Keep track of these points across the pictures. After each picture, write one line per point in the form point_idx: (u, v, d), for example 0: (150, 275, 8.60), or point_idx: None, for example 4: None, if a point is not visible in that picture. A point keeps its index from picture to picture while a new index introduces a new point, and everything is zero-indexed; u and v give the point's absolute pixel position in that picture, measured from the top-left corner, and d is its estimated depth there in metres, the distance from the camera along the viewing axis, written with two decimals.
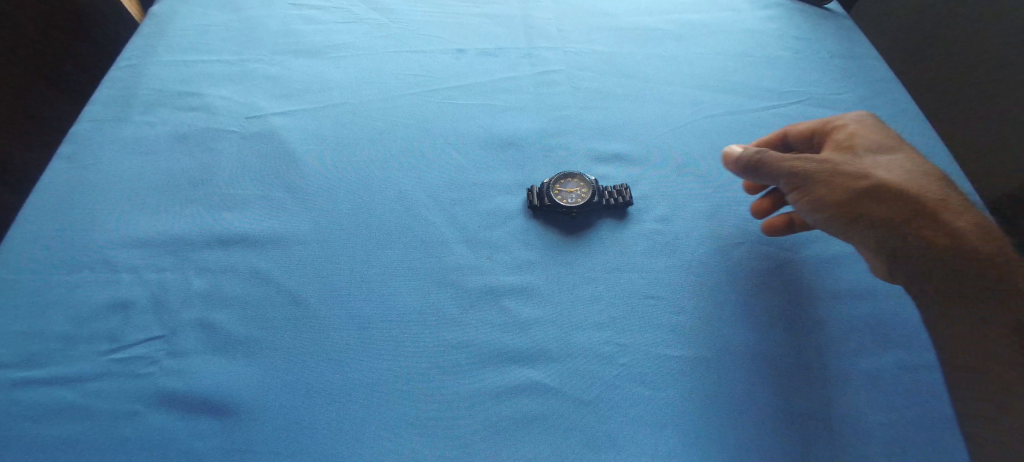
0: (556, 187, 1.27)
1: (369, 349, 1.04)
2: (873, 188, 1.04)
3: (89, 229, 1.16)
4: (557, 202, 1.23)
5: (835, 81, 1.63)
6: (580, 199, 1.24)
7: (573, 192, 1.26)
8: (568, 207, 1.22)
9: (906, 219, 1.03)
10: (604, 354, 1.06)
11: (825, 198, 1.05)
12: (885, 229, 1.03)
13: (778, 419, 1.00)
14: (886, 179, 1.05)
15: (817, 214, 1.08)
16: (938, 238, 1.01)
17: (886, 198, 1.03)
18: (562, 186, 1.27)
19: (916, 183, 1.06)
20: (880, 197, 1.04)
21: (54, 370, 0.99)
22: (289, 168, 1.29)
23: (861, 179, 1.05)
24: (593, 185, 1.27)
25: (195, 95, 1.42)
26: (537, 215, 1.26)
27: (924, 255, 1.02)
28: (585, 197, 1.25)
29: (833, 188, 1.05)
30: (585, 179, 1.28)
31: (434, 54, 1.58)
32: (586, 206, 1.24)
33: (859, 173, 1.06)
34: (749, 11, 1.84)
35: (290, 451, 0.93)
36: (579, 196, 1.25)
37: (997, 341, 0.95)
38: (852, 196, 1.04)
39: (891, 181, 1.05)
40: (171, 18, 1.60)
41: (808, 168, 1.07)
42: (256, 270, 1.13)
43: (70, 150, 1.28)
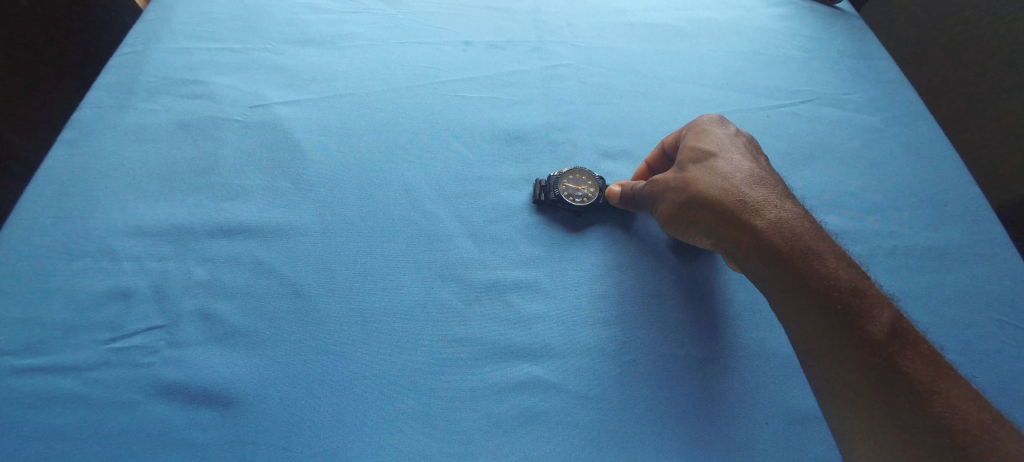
0: (563, 183, 1.24)
1: (372, 342, 1.03)
2: (687, 203, 1.09)
3: (90, 217, 1.15)
4: (564, 199, 1.22)
5: (846, 81, 1.62)
6: (586, 199, 1.23)
7: (580, 189, 1.24)
8: (574, 206, 1.21)
9: (722, 229, 1.07)
10: (609, 352, 1.05)
11: (664, 216, 1.13)
12: (724, 240, 1.08)
13: (782, 420, 1.01)
14: (697, 193, 1.08)
15: (698, 241, 1.14)
16: (760, 246, 1.04)
17: (706, 209, 1.08)
18: (569, 183, 1.25)
19: (723, 189, 1.08)
20: (699, 209, 1.09)
21: (53, 358, 0.98)
22: (294, 158, 1.28)
23: (678, 198, 1.10)
24: (600, 185, 1.26)
25: (199, 83, 1.41)
26: (542, 210, 1.25)
27: (765, 259, 1.03)
28: (592, 197, 1.23)
29: (666, 204, 1.12)
30: (592, 178, 1.27)
31: (440, 46, 1.56)
32: (592, 206, 1.23)
33: (679, 190, 1.11)
34: (760, 8, 1.82)
35: (293, 443, 0.92)
36: (586, 195, 1.23)
37: (825, 344, 0.97)
38: (682, 214, 1.10)
39: (707, 194, 1.08)
40: (174, 4, 1.58)
41: (635, 197, 1.16)
42: (258, 260, 1.12)
43: (72, 136, 1.26)
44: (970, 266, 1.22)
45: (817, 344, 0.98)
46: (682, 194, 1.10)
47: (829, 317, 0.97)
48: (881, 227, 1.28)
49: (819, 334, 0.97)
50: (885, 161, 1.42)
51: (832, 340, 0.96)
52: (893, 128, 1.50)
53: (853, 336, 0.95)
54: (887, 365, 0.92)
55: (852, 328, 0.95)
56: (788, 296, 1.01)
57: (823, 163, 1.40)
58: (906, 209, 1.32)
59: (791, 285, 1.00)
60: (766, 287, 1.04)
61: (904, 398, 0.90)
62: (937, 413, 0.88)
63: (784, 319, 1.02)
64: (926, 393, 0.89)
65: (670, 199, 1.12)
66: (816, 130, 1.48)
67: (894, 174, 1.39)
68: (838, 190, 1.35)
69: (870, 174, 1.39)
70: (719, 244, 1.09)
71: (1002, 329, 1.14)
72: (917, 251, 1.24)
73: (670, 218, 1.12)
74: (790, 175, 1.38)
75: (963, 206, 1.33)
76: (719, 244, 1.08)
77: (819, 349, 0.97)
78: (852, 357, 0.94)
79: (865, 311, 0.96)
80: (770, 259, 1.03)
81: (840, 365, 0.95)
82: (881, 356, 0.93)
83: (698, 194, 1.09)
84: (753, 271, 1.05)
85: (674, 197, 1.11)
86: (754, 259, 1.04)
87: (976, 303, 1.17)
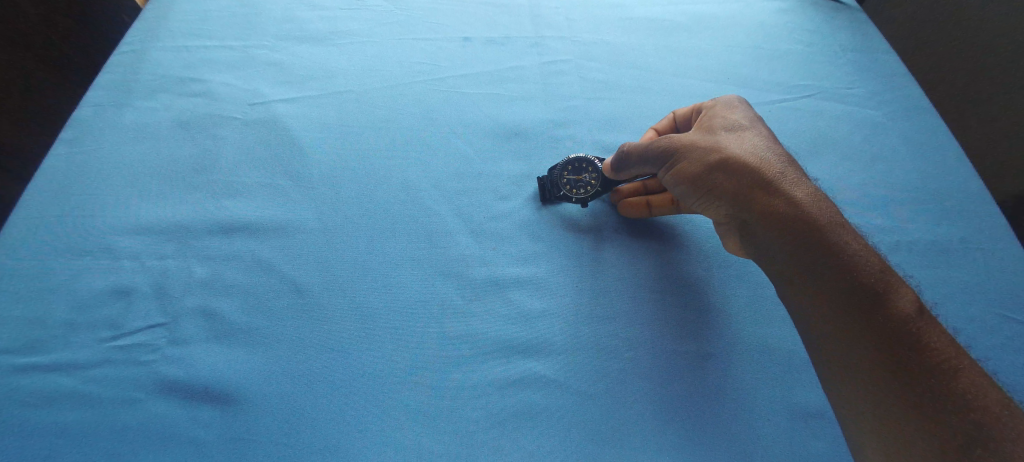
0: (563, 176, 1.22)
1: (372, 339, 1.03)
2: (717, 162, 1.10)
3: (90, 215, 1.15)
4: (569, 194, 1.21)
5: (847, 75, 1.61)
6: (589, 188, 1.22)
7: (581, 178, 1.22)
8: (581, 200, 1.21)
9: (750, 192, 1.08)
10: (610, 347, 1.05)
11: (691, 172, 1.11)
12: (749, 203, 1.08)
13: (784, 416, 1.00)
14: (728, 154, 1.11)
15: (715, 208, 1.12)
16: (790, 212, 1.05)
17: (734, 170, 1.10)
18: (569, 174, 1.22)
19: (755, 157, 1.11)
20: (728, 169, 1.10)
21: (54, 357, 0.98)
22: (293, 156, 1.28)
23: (708, 156, 1.11)
24: (597, 166, 1.23)
25: (198, 81, 1.41)
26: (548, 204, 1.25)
27: (791, 228, 1.04)
28: (595, 185, 1.22)
29: (695, 162, 1.11)
30: (587, 161, 1.23)
31: (439, 42, 1.55)
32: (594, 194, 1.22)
33: (709, 150, 1.12)
34: (760, 2, 1.81)
35: (294, 440, 0.93)
36: (588, 183, 1.22)
37: (850, 315, 0.96)
38: (710, 171, 1.10)
39: (738, 157, 1.10)
40: (173, 2, 1.57)
41: (661, 151, 1.13)
42: (258, 258, 1.12)
43: (71, 135, 1.27)
44: (973, 261, 1.22)
45: (839, 314, 0.97)
46: (713, 153, 1.11)
47: (853, 286, 0.98)
48: (883, 223, 1.28)
49: (843, 303, 0.97)
50: (887, 156, 1.41)
51: (856, 310, 0.96)
52: (895, 122, 1.49)
53: (876, 308, 0.96)
54: (909, 339, 0.92)
55: (875, 299, 0.96)
56: (811, 262, 1.02)
57: (824, 158, 1.40)
58: (909, 204, 1.31)
59: (817, 252, 1.02)
60: (790, 254, 1.04)
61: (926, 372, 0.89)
62: (959, 388, 0.87)
63: (804, 290, 1.02)
64: (948, 369, 0.89)
65: (700, 157, 1.11)
66: (817, 125, 1.47)
67: (896, 169, 1.38)
68: (839, 185, 1.35)
69: (872, 168, 1.38)
70: (742, 208, 1.08)
71: (1005, 323, 1.13)
72: (919, 246, 1.24)
73: (698, 174, 1.10)
74: None
75: (966, 200, 1.32)
76: (743, 207, 1.08)
77: (841, 318, 0.97)
78: (874, 329, 0.94)
79: (886, 286, 0.98)
80: (797, 224, 1.04)
81: (862, 336, 0.95)
82: (903, 329, 0.93)
83: (729, 155, 1.11)
84: (777, 236, 1.05)
85: (704, 155, 1.11)
86: (779, 225, 1.05)
87: (979, 298, 1.17)
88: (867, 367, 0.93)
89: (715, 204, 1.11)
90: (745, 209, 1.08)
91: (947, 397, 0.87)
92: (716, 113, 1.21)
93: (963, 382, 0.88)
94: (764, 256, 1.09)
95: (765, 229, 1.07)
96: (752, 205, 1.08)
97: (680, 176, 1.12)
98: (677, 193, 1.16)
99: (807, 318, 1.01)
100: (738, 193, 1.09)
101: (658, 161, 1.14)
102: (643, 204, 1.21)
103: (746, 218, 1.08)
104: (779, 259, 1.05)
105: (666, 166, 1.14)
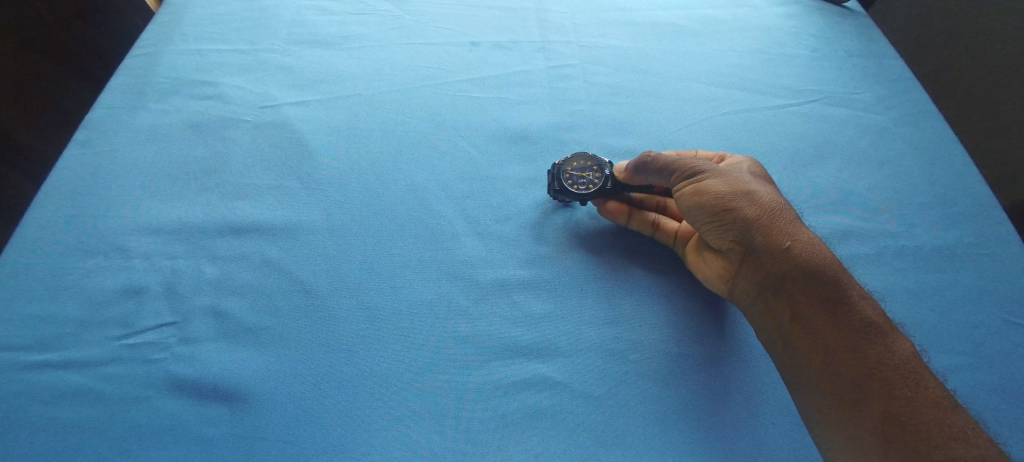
0: (567, 171, 1.23)
1: (380, 339, 1.04)
2: (742, 190, 1.03)
3: (102, 215, 1.17)
4: (568, 187, 1.20)
5: (853, 80, 1.61)
6: (591, 186, 1.20)
7: (585, 175, 1.22)
8: (578, 195, 1.18)
9: (772, 226, 1.00)
10: (615, 351, 1.05)
11: (712, 189, 1.02)
12: (763, 235, 1.00)
13: (791, 422, 1.00)
14: (755, 189, 1.04)
15: (723, 232, 1.03)
16: (812, 258, 0.98)
17: (759, 202, 1.02)
18: (574, 170, 1.23)
19: (782, 203, 1.05)
20: (754, 199, 1.02)
21: (66, 355, 1.00)
22: (302, 159, 1.29)
23: (734, 182, 1.04)
24: (607, 168, 1.22)
25: (208, 84, 1.43)
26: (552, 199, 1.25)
27: (811, 274, 0.97)
28: (599, 183, 1.20)
29: (721, 183, 1.03)
30: (598, 161, 1.24)
31: (446, 46, 1.57)
32: (601, 192, 1.19)
33: (738, 180, 1.05)
34: (766, 8, 1.82)
35: (301, 438, 0.94)
36: (591, 181, 1.21)
37: (860, 364, 0.91)
38: (732, 195, 1.01)
39: (765, 195, 1.04)
40: (186, 6, 1.60)
41: (686, 162, 1.07)
42: (267, 259, 1.13)
43: (84, 136, 1.29)
44: (978, 266, 1.22)
45: (842, 354, 0.93)
46: (740, 182, 1.05)
47: (863, 333, 0.93)
48: (888, 228, 1.28)
49: (849, 345, 0.93)
50: (893, 161, 1.41)
51: (860, 354, 0.92)
52: (901, 127, 1.49)
53: (882, 356, 0.91)
54: (912, 392, 0.87)
55: (882, 348, 0.92)
56: (822, 304, 0.96)
57: (829, 163, 1.40)
58: (914, 209, 1.31)
59: (830, 296, 0.96)
60: (799, 292, 0.97)
61: (926, 435, 0.84)
62: (959, 453, 0.81)
63: (808, 329, 0.96)
64: (950, 428, 0.84)
65: (726, 180, 1.04)
66: (823, 130, 1.48)
67: (902, 174, 1.38)
68: (845, 190, 1.35)
69: (877, 173, 1.39)
70: (755, 239, 1.00)
71: (1011, 329, 1.13)
72: (924, 251, 1.24)
73: (723, 193, 1.02)
74: (797, 175, 1.37)
75: (972, 206, 1.32)
76: (757, 237, 1.00)
77: (844, 358, 0.92)
78: (877, 374, 0.90)
79: (896, 339, 0.93)
80: (814, 265, 0.98)
81: (861, 379, 0.90)
82: (908, 381, 0.89)
83: (756, 190, 1.04)
84: (789, 272, 0.98)
85: (731, 180, 1.04)
86: (791, 264, 0.98)
87: (985, 303, 1.17)
88: (860, 405, 0.89)
89: (725, 229, 1.02)
90: (759, 240, 1.00)
91: (945, 458, 0.81)
92: (741, 162, 1.18)
93: (965, 445, 0.82)
94: (767, 292, 1.01)
95: (779, 263, 0.99)
96: (769, 238, 1.00)
97: (698, 190, 1.03)
98: (686, 208, 1.06)
99: (807, 356, 0.95)
100: (757, 223, 1.00)
101: (678, 172, 1.07)
102: (627, 212, 1.20)
103: (757, 248, 1.00)
104: (786, 296, 0.99)
105: (685, 178, 1.06)
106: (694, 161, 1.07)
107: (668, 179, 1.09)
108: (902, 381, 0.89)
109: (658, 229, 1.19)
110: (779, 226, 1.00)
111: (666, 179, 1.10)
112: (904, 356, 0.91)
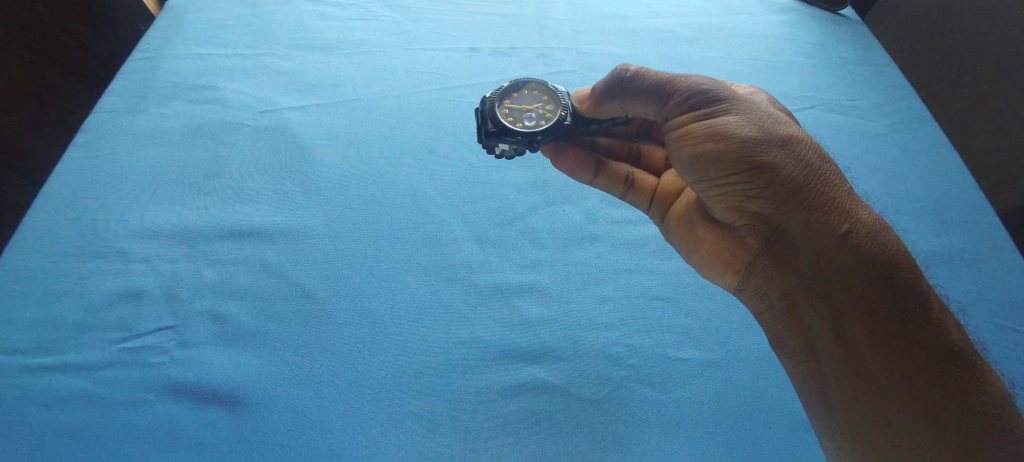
0: (507, 110, 1.14)
1: (379, 343, 1.05)
2: (776, 139, 0.84)
3: (102, 219, 1.17)
4: (508, 127, 1.10)
5: (848, 87, 1.63)
6: (541, 123, 1.12)
7: (532, 109, 1.15)
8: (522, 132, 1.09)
9: (807, 189, 0.83)
10: (613, 355, 1.06)
11: (731, 133, 0.84)
12: (794, 197, 0.83)
13: (788, 425, 1.01)
14: (793, 137, 0.86)
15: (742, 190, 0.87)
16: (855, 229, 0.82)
17: (795, 154, 0.84)
18: (513, 110, 1.14)
19: (823, 157, 0.86)
20: (787, 151, 0.84)
21: (65, 358, 1.00)
22: (301, 164, 1.30)
23: (762, 122, 0.86)
24: (559, 101, 1.15)
25: (209, 88, 1.43)
26: (485, 142, 1.13)
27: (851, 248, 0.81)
28: (551, 120, 1.13)
29: (744, 123, 0.85)
30: (549, 92, 1.17)
31: (446, 52, 1.58)
32: (555, 131, 1.11)
33: (773, 125, 0.86)
34: (762, 16, 1.84)
35: (300, 444, 0.94)
36: (536, 121, 1.12)
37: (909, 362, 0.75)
38: (762, 144, 0.83)
39: (804, 147, 0.85)
40: (187, 11, 1.61)
41: (696, 90, 0.89)
42: (268, 263, 1.14)
43: (84, 139, 1.29)
44: (972, 272, 1.23)
45: (885, 359, 0.76)
46: (771, 122, 0.86)
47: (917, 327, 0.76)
48: None
49: (902, 353, 0.76)
50: (886, 167, 1.43)
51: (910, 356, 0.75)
52: (895, 134, 1.51)
53: (945, 377, 0.74)
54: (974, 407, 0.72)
55: (946, 362, 0.74)
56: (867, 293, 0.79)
57: None
58: (907, 215, 1.33)
59: (883, 291, 0.79)
60: (835, 277, 0.82)
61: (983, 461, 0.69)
62: None
63: (842, 324, 0.81)
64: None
65: (751, 118, 0.86)
66: (818, 137, 1.49)
67: (896, 180, 1.40)
68: None
69: (871, 180, 1.40)
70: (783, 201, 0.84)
71: (1007, 334, 1.14)
72: (918, 257, 1.25)
73: (745, 139, 0.84)
74: None
75: (965, 212, 1.34)
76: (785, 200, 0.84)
77: (890, 370, 0.76)
78: (935, 399, 0.73)
79: (970, 354, 0.75)
80: (862, 249, 0.81)
81: (908, 399, 0.74)
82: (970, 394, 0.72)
83: (792, 135, 0.86)
84: (824, 252, 0.83)
85: (758, 119, 0.86)
86: (824, 233, 0.82)
87: (979, 308, 1.18)
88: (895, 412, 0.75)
89: (740, 188, 0.87)
90: (788, 202, 0.84)
91: None
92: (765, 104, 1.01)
93: None
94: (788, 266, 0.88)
95: (811, 239, 0.84)
96: (799, 199, 0.83)
97: (710, 136, 0.86)
98: (691, 158, 0.89)
99: (836, 357, 0.82)
100: (786, 183, 0.83)
101: (687, 106, 0.90)
102: (593, 169, 1.18)
103: (784, 216, 0.85)
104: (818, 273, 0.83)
105: (693, 113, 0.89)
106: (709, 89, 0.89)
107: (668, 112, 0.93)
108: (965, 408, 0.72)
109: (631, 187, 1.20)
110: (816, 186, 0.84)
111: (667, 113, 0.93)
112: (974, 371, 0.74)
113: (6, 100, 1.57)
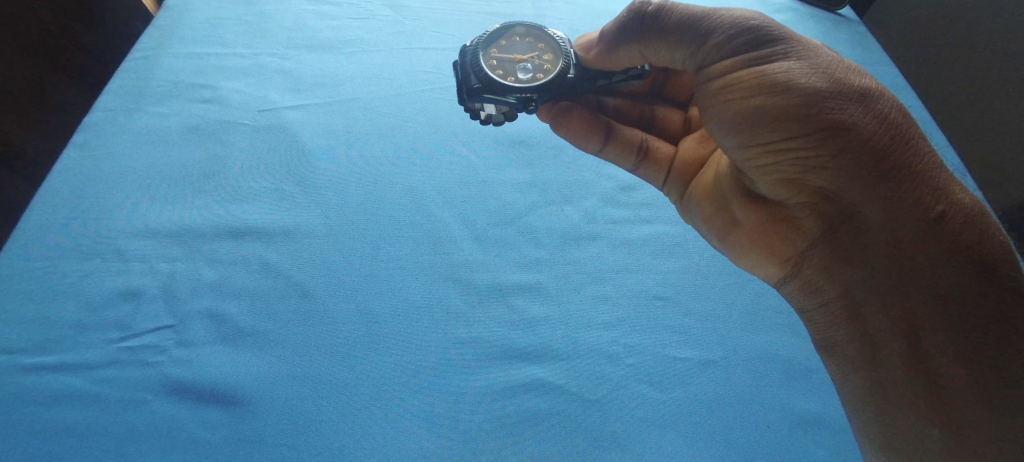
0: (496, 60, 1.09)
1: (379, 342, 1.05)
2: (844, 92, 0.79)
3: (100, 218, 1.17)
4: (500, 81, 1.05)
5: None
6: (532, 78, 1.08)
7: (527, 60, 1.11)
8: (508, 88, 1.05)
9: (876, 145, 0.78)
10: (612, 355, 1.06)
11: (790, 81, 0.79)
12: (860, 154, 0.78)
13: (786, 424, 1.01)
14: (865, 93, 0.80)
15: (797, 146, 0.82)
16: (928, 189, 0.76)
17: (864, 109, 0.79)
18: (505, 62, 1.09)
19: (898, 116, 0.80)
20: (857, 103, 0.79)
21: (63, 357, 1.00)
22: (300, 163, 1.30)
23: (830, 73, 0.80)
24: (556, 53, 1.12)
25: (208, 87, 1.43)
26: (469, 100, 1.10)
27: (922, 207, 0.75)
28: (543, 75, 1.09)
29: (809, 72, 0.80)
30: (545, 43, 1.13)
31: (445, 51, 1.58)
32: (548, 85, 1.08)
33: (843, 78, 0.80)
34: (761, 15, 1.84)
35: (299, 443, 0.93)
36: (530, 75, 1.09)
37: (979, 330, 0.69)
38: (828, 95, 0.78)
39: (876, 105, 0.79)
40: (185, 9, 1.60)
41: (752, 36, 0.84)
42: (267, 262, 1.14)
43: (82, 139, 1.29)
44: None
45: (951, 324, 0.71)
46: (841, 74, 0.81)
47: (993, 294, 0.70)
48: None
49: (971, 322, 0.70)
50: None
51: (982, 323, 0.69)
52: None
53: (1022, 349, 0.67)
54: None
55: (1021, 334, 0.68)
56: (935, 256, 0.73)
57: None
58: None
59: (957, 254, 0.73)
60: (900, 238, 0.76)
61: None
62: None
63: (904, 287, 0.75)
64: None
65: (816, 66, 0.80)
66: None
67: None
68: None
69: None
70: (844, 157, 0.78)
71: None
72: None
73: (808, 87, 0.78)
74: None
75: None
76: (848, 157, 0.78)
77: (953, 338, 0.70)
78: (1006, 373, 0.67)
79: None
80: (935, 210, 0.75)
81: (972, 371, 0.68)
82: None
83: (864, 89, 0.80)
84: (889, 212, 0.77)
85: (823, 67, 0.80)
86: (892, 191, 0.77)
87: None
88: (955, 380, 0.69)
89: (792, 142, 0.82)
90: (852, 160, 0.78)
91: None
92: None
93: None
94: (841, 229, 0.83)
95: (873, 199, 0.78)
96: (868, 156, 0.77)
97: (763, 83, 0.81)
98: (737, 108, 0.85)
99: (892, 323, 0.76)
100: (852, 138, 0.78)
101: (735, 49, 0.85)
102: (603, 139, 1.13)
103: (843, 174, 0.80)
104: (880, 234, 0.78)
105: (748, 59, 0.83)
106: (766, 33, 0.84)
107: (709, 56, 0.88)
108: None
109: (646, 157, 1.16)
110: (887, 144, 0.78)
111: (706, 57, 0.89)
112: None
113: (3, 99, 1.56)
